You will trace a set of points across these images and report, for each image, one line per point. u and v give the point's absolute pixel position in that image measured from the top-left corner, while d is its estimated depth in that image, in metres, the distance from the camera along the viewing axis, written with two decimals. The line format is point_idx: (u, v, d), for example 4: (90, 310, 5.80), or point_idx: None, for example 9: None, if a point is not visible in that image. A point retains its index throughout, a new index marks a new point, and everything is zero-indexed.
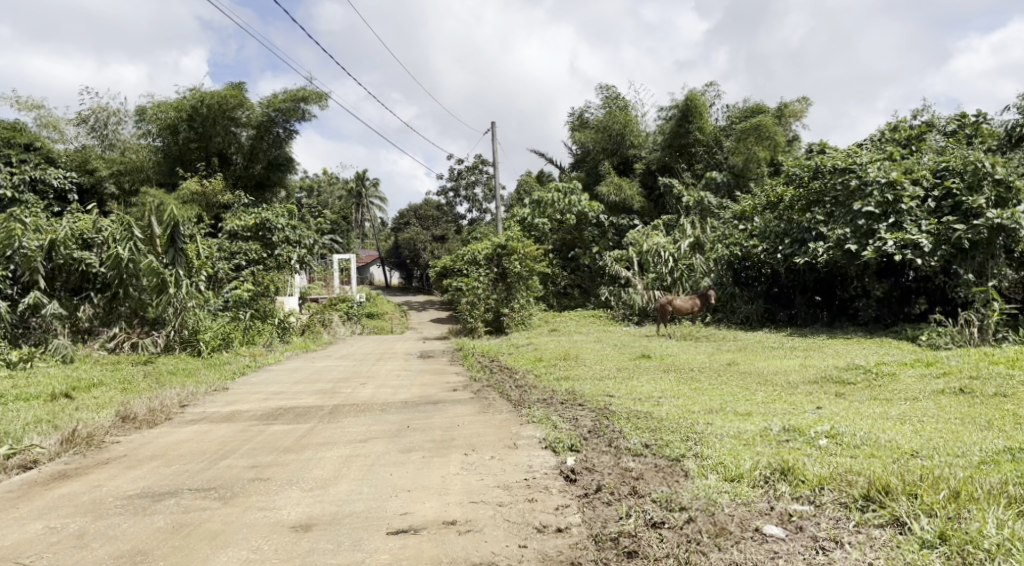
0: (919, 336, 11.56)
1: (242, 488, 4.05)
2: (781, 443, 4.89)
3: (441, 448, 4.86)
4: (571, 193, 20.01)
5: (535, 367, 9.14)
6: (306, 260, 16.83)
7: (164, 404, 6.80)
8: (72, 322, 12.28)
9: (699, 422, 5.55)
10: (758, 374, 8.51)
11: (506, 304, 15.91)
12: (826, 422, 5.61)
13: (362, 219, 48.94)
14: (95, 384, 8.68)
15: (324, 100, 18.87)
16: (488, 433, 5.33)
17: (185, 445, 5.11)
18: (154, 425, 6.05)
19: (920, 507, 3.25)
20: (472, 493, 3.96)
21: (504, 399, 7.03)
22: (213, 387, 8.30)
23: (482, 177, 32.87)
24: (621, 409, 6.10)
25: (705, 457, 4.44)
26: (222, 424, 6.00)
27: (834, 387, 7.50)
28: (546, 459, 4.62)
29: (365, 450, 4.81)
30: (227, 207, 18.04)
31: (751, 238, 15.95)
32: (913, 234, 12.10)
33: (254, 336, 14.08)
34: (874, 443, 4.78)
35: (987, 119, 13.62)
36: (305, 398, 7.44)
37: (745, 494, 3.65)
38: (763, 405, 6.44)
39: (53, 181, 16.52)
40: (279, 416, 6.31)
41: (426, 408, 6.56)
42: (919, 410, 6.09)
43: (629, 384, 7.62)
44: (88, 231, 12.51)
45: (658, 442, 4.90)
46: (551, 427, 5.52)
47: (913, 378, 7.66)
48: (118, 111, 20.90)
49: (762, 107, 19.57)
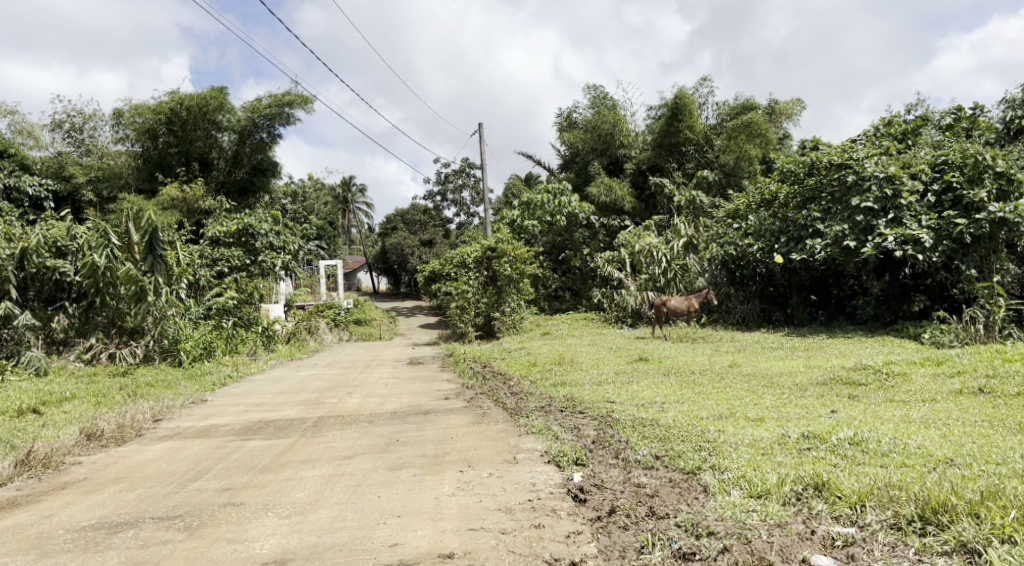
0: (921, 334, 11.32)
1: (211, 515, 3.62)
2: (802, 452, 4.52)
3: (433, 465, 4.44)
4: (561, 194, 19.56)
5: (529, 373, 8.65)
6: (291, 266, 16.26)
7: (136, 419, 6.33)
8: (46, 333, 11.75)
9: (711, 430, 5.18)
10: (762, 376, 8.13)
11: (496, 308, 15.54)
12: (845, 427, 5.24)
13: (348, 225, 48.33)
14: (66, 398, 8.19)
15: (309, 103, 18.42)
16: (485, 446, 4.92)
17: (153, 466, 4.65)
18: (122, 442, 5.59)
19: (988, 532, 2.90)
20: (471, 519, 3.56)
21: (499, 407, 6.63)
22: (191, 400, 7.84)
23: (469, 181, 32.44)
24: (624, 417, 5.70)
25: (724, 470, 4.06)
26: (196, 440, 5.55)
27: (845, 389, 7.14)
28: (551, 476, 4.21)
29: (351, 468, 4.38)
30: (208, 212, 17.55)
31: (745, 237, 15.48)
32: (913, 229, 11.79)
33: (238, 345, 13.73)
34: (903, 451, 4.43)
35: (984, 112, 13.36)
36: (287, 410, 6.99)
37: (777, 514, 3.29)
38: (775, 410, 6.07)
39: (28, 189, 16.07)
40: (258, 430, 5.86)
41: (415, 419, 6.14)
42: (941, 412, 5.76)
43: (629, 389, 7.24)
44: (63, 238, 11.97)
45: (670, 453, 4.51)
46: (552, 438, 5.11)
47: (926, 378, 7.31)
48: (94, 115, 20.28)
49: (752, 104, 19.28)
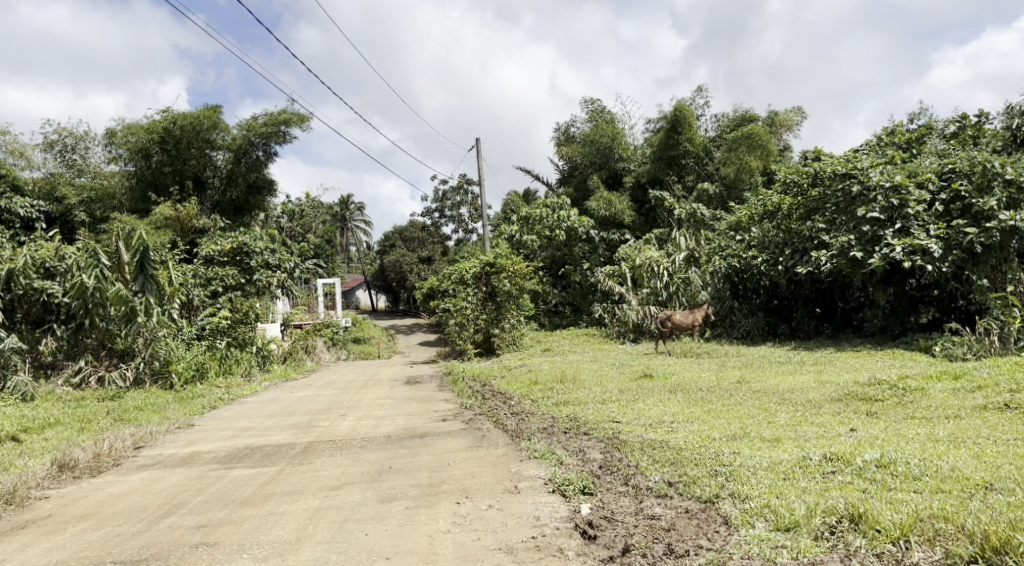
0: (932, 347, 10.98)
1: (180, 559, 3.28)
2: (827, 476, 4.21)
3: (428, 496, 4.09)
4: (559, 209, 19.27)
5: (530, 392, 8.29)
6: (287, 285, 15.94)
7: (115, 446, 5.98)
8: (34, 356, 11.43)
9: (726, 452, 4.84)
10: (772, 393, 7.75)
11: (496, 324, 15.22)
12: (870, 447, 4.91)
13: (347, 244, 48.08)
14: (49, 424, 7.83)
15: (306, 121, 18.23)
16: (483, 474, 4.58)
17: (125, 499, 4.28)
18: (98, 472, 5.23)
19: None
20: (468, 560, 3.22)
21: (499, 429, 6.28)
22: (177, 425, 7.49)
23: (467, 197, 32.25)
24: (632, 438, 5.35)
25: (745, 499, 3.79)
26: (176, 469, 5.19)
27: (861, 405, 6.80)
28: (556, 508, 3.87)
29: (338, 501, 4.03)
30: (203, 232, 17.28)
31: (749, 249, 15.16)
32: (922, 239, 11.50)
33: (231, 366, 13.42)
34: (937, 473, 4.10)
35: (989, 119, 13.13)
36: (276, 435, 6.63)
37: (810, 552, 3.05)
38: (790, 430, 5.73)
39: (19, 210, 15.66)
40: (243, 458, 5.51)
41: (411, 443, 5.80)
42: (970, 429, 5.42)
43: (634, 408, 6.88)
44: (51, 259, 11.70)
45: (684, 479, 4.20)
46: (556, 464, 4.77)
47: (946, 393, 6.98)
48: (87, 135, 20.07)
49: (751, 116, 19.12)
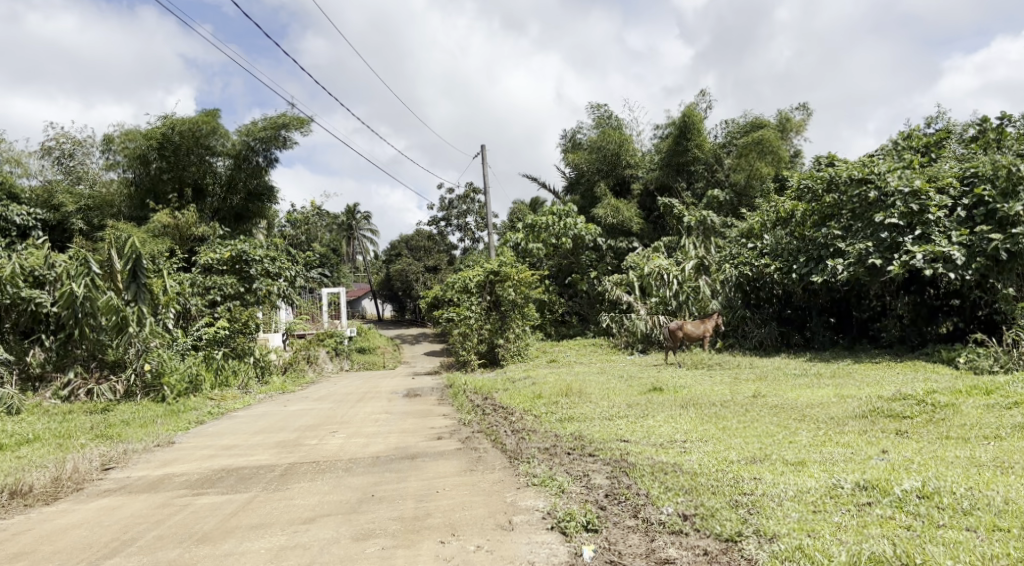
0: (956, 358, 10.41)
1: None
2: (862, 509, 3.73)
3: (409, 533, 3.65)
4: (566, 217, 18.68)
5: (533, 407, 7.77)
6: (287, 294, 15.52)
7: (80, 469, 5.52)
8: (21, 368, 11.00)
9: (745, 477, 4.33)
10: (791, 409, 7.20)
11: (500, 334, 14.77)
12: (906, 473, 4.39)
13: (353, 252, 47.84)
14: (23, 441, 7.38)
15: (306, 126, 17.83)
16: (475, 505, 4.10)
17: (70, 534, 3.85)
18: (56, 499, 4.82)
19: None
20: None
21: (497, 450, 5.79)
22: (157, 443, 7.02)
23: (473, 206, 31.87)
24: (642, 461, 4.84)
25: (772, 539, 3.39)
26: (139, 495, 4.75)
27: (889, 423, 6.27)
28: (554, 551, 3.46)
29: (307, 538, 3.60)
30: (201, 239, 16.90)
31: (762, 257, 14.61)
32: (943, 246, 10.91)
33: (228, 378, 13.03)
34: (989, 505, 3.62)
35: (1009, 122, 12.57)
36: (258, 454, 6.16)
37: None
38: (815, 451, 5.21)
39: (15, 218, 15.31)
40: (217, 481, 5.07)
41: (399, 466, 5.33)
42: (1011, 451, 4.92)
43: (644, 426, 6.35)
44: (40, 267, 11.27)
45: (700, 509, 3.75)
46: (556, 493, 4.29)
47: (980, 410, 6.45)
48: (85, 141, 19.70)
49: (763, 121, 18.62)
